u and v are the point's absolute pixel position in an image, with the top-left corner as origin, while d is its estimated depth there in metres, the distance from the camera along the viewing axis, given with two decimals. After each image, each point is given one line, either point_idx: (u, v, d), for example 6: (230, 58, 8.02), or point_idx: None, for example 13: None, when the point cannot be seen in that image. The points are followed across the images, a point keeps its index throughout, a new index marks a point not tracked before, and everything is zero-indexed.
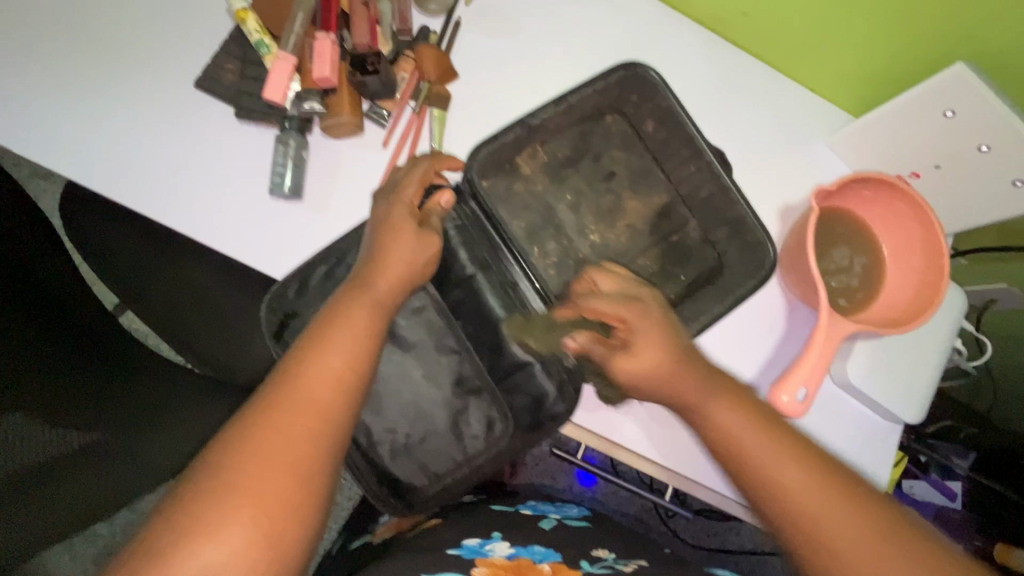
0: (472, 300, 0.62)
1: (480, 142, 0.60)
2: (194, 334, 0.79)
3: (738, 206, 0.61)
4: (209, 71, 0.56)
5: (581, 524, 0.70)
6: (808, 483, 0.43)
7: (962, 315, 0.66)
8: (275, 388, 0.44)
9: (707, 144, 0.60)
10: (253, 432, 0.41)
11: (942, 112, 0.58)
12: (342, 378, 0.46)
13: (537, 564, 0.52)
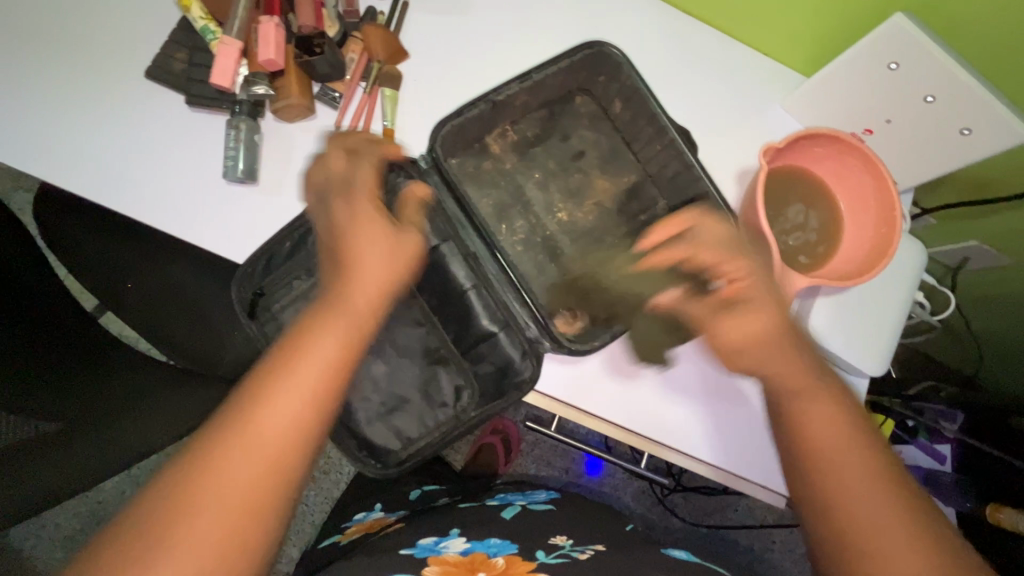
0: (438, 270, 0.62)
1: (444, 118, 0.56)
2: (176, 330, 0.80)
3: (701, 183, 0.58)
4: (158, 60, 0.57)
5: (544, 509, 0.74)
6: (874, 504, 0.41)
7: (921, 267, 0.67)
8: (234, 409, 0.40)
9: (671, 122, 0.57)
10: (191, 489, 0.37)
11: (887, 64, 0.59)
12: (302, 426, 0.40)
13: (490, 559, 0.55)
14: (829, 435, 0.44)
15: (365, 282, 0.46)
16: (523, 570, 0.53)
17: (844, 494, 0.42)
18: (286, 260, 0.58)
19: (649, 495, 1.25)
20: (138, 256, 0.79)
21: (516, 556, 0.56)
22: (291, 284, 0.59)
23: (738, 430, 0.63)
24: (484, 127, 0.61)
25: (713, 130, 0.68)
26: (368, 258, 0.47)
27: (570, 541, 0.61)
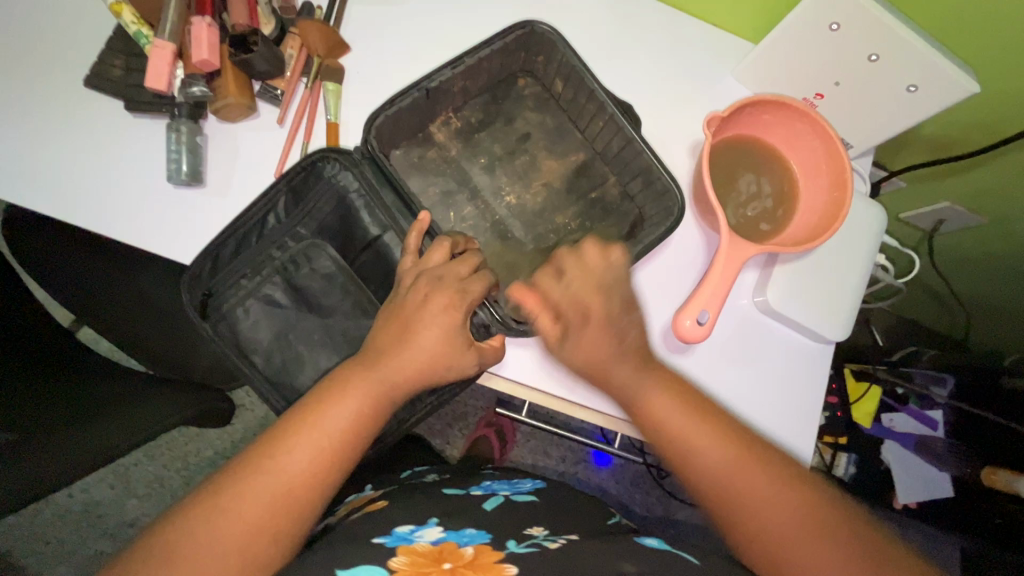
0: (380, 261, 0.61)
1: (377, 108, 0.58)
2: (151, 341, 0.81)
3: (642, 155, 0.61)
4: (96, 68, 0.58)
5: (528, 499, 0.62)
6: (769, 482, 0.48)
7: (882, 228, 0.66)
8: (256, 453, 0.49)
9: (608, 98, 0.60)
10: (233, 494, 0.47)
11: (829, 25, 0.58)
12: (328, 458, 0.50)
13: (460, 549, 0.49)
14: (706, 437, 0.50)
15: (398, 364, 0.53)
16: (490, 561, 0.47)
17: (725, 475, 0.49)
18: (234, 257, 0.59)
19: (646, 477, 1.25)
20: (104, 270, 0.79)
21: (487, 545, 0.50)
22: (239, 283, 0.59)
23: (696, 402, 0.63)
24: (425, 116, 0.64)
25: (663, 104, 0.68)
26: (411, 342, 0.53)
27: (546, 530, 0.54)
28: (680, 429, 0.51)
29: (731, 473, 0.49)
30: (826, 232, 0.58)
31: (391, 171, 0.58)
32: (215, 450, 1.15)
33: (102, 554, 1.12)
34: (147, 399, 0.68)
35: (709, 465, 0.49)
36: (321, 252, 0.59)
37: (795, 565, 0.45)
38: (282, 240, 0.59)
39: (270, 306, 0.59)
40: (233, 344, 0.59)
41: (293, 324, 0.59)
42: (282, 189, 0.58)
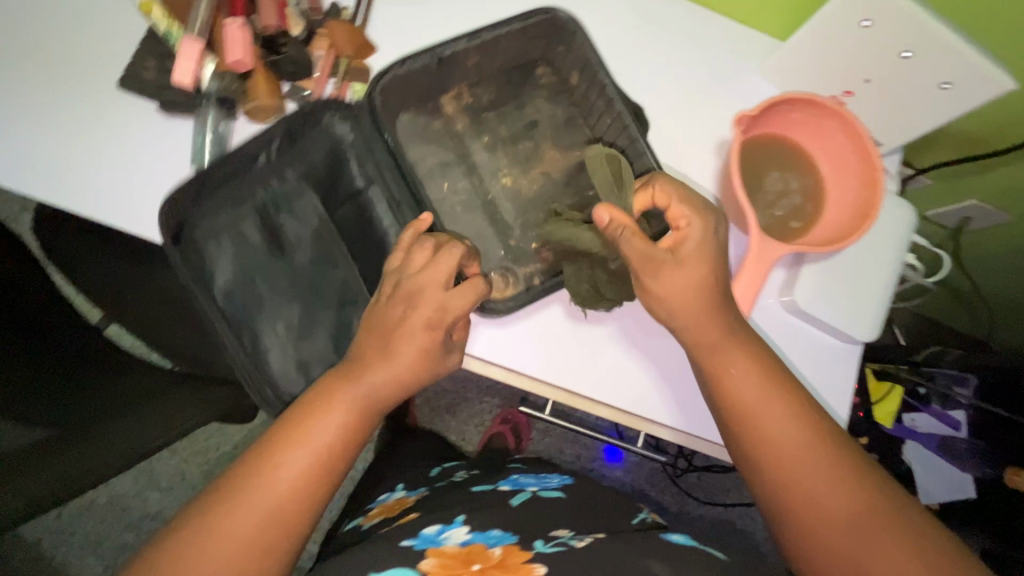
0: (361, 214, 0.63)
1: (391, 64, 0.58)
2: (169, 331, 0.81)
3: (646, 158, 0.59)
4: (129, 69, 0.59)
5: (555, 496, 0.62)
6: (814, 469, 0.49)
7: (912, 229, 0.66)
8: (249, 463, 0.48)
9: (616, 95, 0.60)
10: (220, 508, 0.46)
11: (861, 21, 0.57)
12: (315, 466, 0.48)
13: (488, 549, 0.50)
14: (768, 416, 0.51)
15: (383, 377, 0.51)
16: (518, 563, 0.47)
17: (774, 455, 0.50)
18: (216, 189, 0.58)
19: (662, 475, 1.25)
20: (132, 268, 0.79)
21: (514, 546, 0.50)
22: (219, 217, 0.58)
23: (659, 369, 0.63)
24: (435, 85, 0.63)
25: (686, 101, 0.67)
26: (392, 363, 0.51)
27: (571, 530, 0.54)
28: (766, 416, 0.51)
29: (806, 460, 0.49)
30: (855, 232, 0.58)
31: (405, 164, 0.58)
32: (235, 445, 1.17)
33: (125, 546, 1.15)
34: (178, 395, 0.70)
35: (788, 452, 0.50)
36: (305, 198, 0.61)
37: (830, 542, 0.48)
38: (268, 179, 0.60)
39: (242, 243, 0.59)
40: (194, 276, 0.57)
41: (261, 264, 0.60)
42: (277, 133, 0.57)
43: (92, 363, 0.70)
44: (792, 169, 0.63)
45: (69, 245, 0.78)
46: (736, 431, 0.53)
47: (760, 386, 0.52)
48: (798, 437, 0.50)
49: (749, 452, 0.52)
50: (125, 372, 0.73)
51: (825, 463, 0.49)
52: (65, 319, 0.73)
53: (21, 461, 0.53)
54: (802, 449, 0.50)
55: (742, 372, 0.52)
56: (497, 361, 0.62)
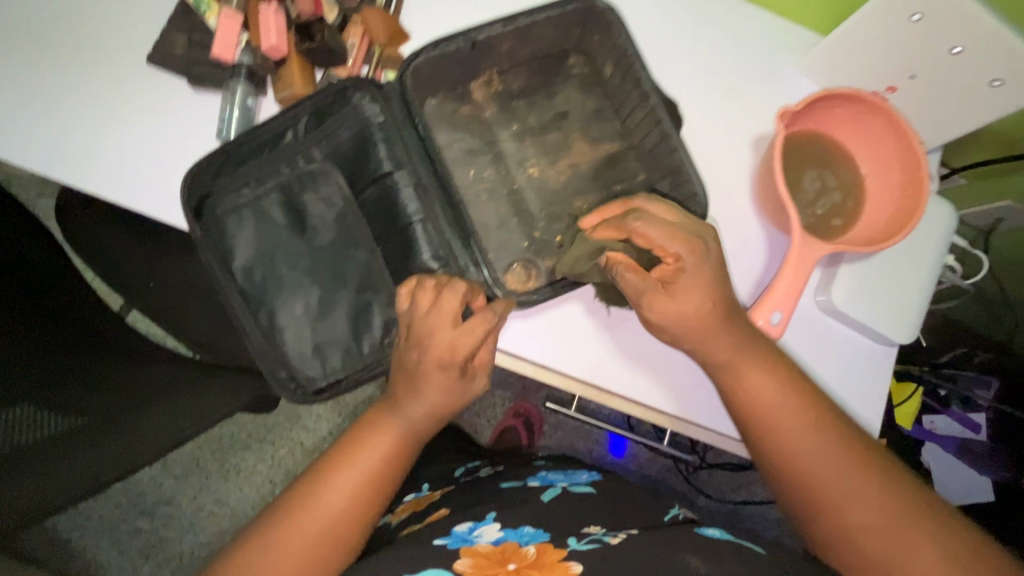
0: (386, 198, 0.59)
1: (424, 46, 0.54)
2: (182, 318, 0.79)
3: (676, 154, 0.56)
4: (159, 50, 0.58)
5: (586, 490, 0.62)
6: (842, 468, 0.49)
7: (952, 231, 0.64)
8: (300, 491, 0.50)
9: (651, 88, 0.55)
10: (277, 531, 0.48)
11: (911, 15, 0.56)
12: (363, 492, 0.50)
13: (522, 548, 0.49)
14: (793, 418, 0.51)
15: (415, 411, 0.51)
16: (554, 560, 0.47)
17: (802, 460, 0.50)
18: (242, 165, 0.57)
19: (674, 473, 1.23)
20: (158, 259, 0.78)
21: (548, 543, 0.50)
22: (239, 191, 0.57)
23: (678, 362, 0.61)
24: (466, 70, 0.60)
25: (723, 94, 0.65)
26: (419, 401, 0.51)
27: (603, 526, 0.53)
28: (792, 433, 0.51)
29: (837, 478, 0.49)
30: (897, 233, 0.56)
31: (432, 147, 0.56)
32: (249, 434, 1.16)
33: (139, 532, 1.15)
34: (207, 382, 0.69)
35: (817, 471, 0.50)
36: (329, 179, 0.57)
37: (864, 538, 0.48)
38: (293, 157, 0.56)
39: (264, 221, 0.57)
40: (216, 253, 0.56)
41: (281, 244, 0.57)
42: (306, 108, 0.55)
43: (115, 348, 0.70)
44: (832, 166, 0.61)
45: (90, 229, 0.78)
46: (765, 451, 0.52)
47: (785, 405, 0.51)
48: (825, 452, 0.50)
49: (780, 471, 0.52)
50: (147, 356, 0.72)
51: (856, 476, 0.49)
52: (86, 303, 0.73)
53: (52, 454, 0.54)
54: (833, 464, 0.50)
55: (763, 391, 0.52)
56: (517, 355, 0.60)
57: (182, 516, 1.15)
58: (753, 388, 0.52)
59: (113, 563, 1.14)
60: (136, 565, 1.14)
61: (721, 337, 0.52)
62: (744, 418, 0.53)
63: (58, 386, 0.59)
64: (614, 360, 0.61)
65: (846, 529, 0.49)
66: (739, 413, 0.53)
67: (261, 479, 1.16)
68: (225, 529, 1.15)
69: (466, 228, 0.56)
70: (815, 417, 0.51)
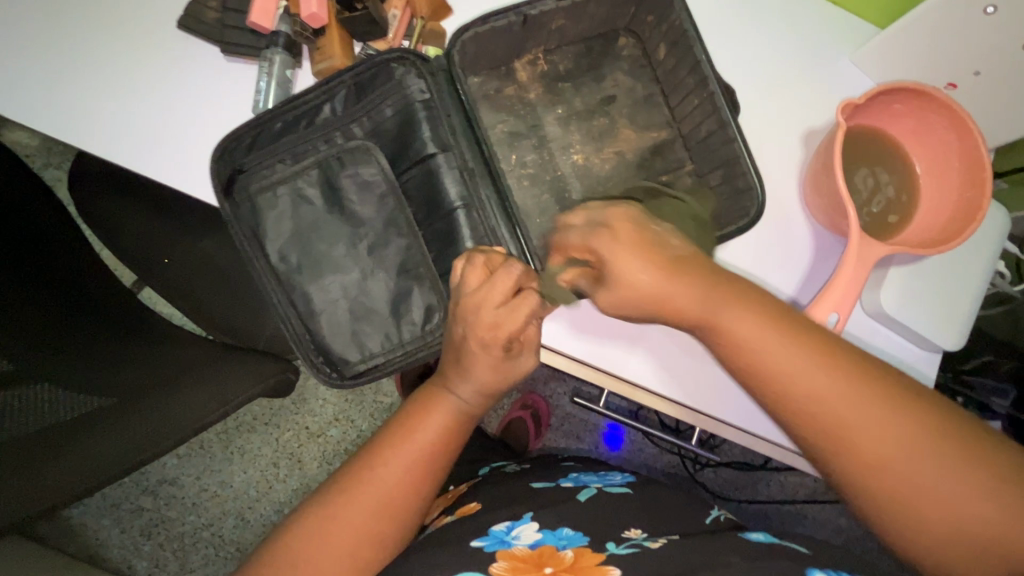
0: (429, 181, 0.56)
1: (472, 22, 0.52)
2: (202, 297, 0.76)
3: (734, 144, 0.54)
4: (191, 12, 0.55)
5: (622, 492, 0.61)
6: (884, 428, 0.38)
7: (1004, 234, 0.62)
8: (356, 465, 0.49)
9: (712, 74, 0.53)
10: (334, 502, 0.47)
11: (984, 7, 0.53)
12: (418, 468, 0.49)
13: (559, 552, 0.47)
14: (819, 384, 0.39)
15: (466, 390, 0.50)
16: (591, 564, 0.45)
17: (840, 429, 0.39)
18: (277, 139, 0.54)
19: (680, 469, 1.18)
20: (177, 234, 0.76)
21: (586, 546, 0.48)
22: (274, 167, 0.55)
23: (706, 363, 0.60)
24: (513, 48, 0.58)
25: (776, 84, 0.62)
26: (465, 380, 0.49)
27: (645, 532, 0.51)
28: (868, 431, 0.38)
29: (935, 472, 0.37)
30: (958, 235, 0.54)
31: (479, 126, 0.53)
32: (256, 416, 1.14)
33: (142, 512, 1.13)
34: (227, 366, 0.67)
35: (860, 438, 0.38)
36: (370, 157, 0.55)
37: (924, 511, 0.38)
38: (330, 133, 0.55)
39: (300, 202, 0.55)
40: (250, 231, 0.55)
41: (317, 225, 0.55)
42: (345, 81, 0.53)
43: (139, 329, 0.68)
44: (885, 165, 0.60)
45: (106, 200, 0.75)
46: (837, 465, 0.39)
47: (851, 398, 0.39)
48: (915, 443, 0.38)
49: (863, 487, 0.39)
50: (170, 338, 0.70)
51: (956, 461, 0.37)
52: (102, 281, 0.70)
53: (76, 436, 0.52)
54: (927, 456, 0.37)
55: (824, 388, 0.39)
56: (555, 350, 0.59)
57: (184, 496, 1.13)
58: (806, 386, 0.39)
59: (113, 542, 1.12)
60: (137, 543, 1.12)
61: (760, 323, 0.41)
62: (802, 428, 0.40)
63: (83, 364, 0.58)
64: (647, 355, 0.59)
65: (904, 503, 0.38)
66: (792, 423, 0.40)
67: (266, 462, 1.14)
68: (228, 510, 1.14)
69: (512, 211, 0.54)
70: (888, 399, 0.39)
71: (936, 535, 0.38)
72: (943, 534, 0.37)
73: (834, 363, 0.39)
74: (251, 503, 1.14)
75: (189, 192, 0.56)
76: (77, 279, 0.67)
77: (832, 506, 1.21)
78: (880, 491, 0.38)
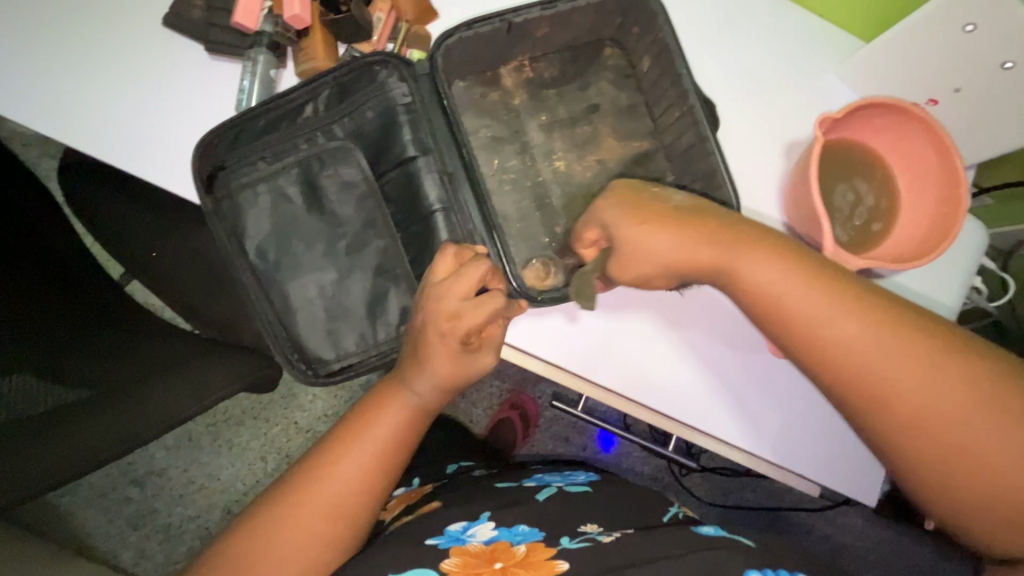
0: (408, 183, 0.57)
1: (452, 28, 0.52)
2: (187, 292, 0.76)
3: (711, 158, 0.54)
4: (175, 9, 0.55)
5: (581, 490, 0.61)
6: (946, 388, 0.37)
7: (981, 250, 0.63)
8: (313, 461, 0.50)
9: (692, 87, 0.53)
10: (292, 501, 0.48)
11: (962, 26, 0.53)
12: (372, 464, 0.49)
13: (513, 547, 0.48)
14: (871, 346, 0.39)
15: (421, 385, 0.51)
16: (541, 560, 0.46)
17: (898, 391, 0.38)
18: (259, 136, 0.55)
19: (666, 473, 1.18)
20: (163, 229, 0.76)
21: (539, 542, 0.48)
22: (255, 165, 0.55)
23: (682, 363, 0.60)
24: (497, 54, 0.58)
25: (758, 97, 0.63)
26: (424, 375, 0.50)
27: (601, 526, 0.52)
28: (910, 382, 0.38)
29: (981, 423, 0.37)
30: (931, 250, 0.54)
31: (459, 131, 0.53)
32: (244, 410, 1.15)
33: (129, 502, 1.13)
34: (207, 358, 0.68)
35: (921, 398, 0.37)
36: (350, 158, 0.55)
37: (991, 470, 0.36)
38: (312, 134, 0.55)
39: (280, 200, 0.56)
40: (229, 229, 0.55)
41: (296, 223, 0.56)
42: (328, 81, 0.53)
43: (122, 320, 0.69)
44: (865, 178, 0.60)
45: (93, 194, 0.75)
46: (869, 414, 0.39)
47: (894, 348, 0.38)
48: (954, 387, 0.37)
49: (897, 435, 0.39)
50: (153, 331, 0.71)
51: (1003, 413, 0.36)
52: (88, 273, 0.71)
53: (46, 429, 0.52)
54: (965, 409, 0.37)
55: (861, 337, 0.39)
56: (525, 351, 0.59)
57: (172, 488, 1.14)
58: (838, 334, 0.39)
59: (100, 532, 1.12)
60: (123, 533, 1.12)
61: (801, 284, 0.41)
62: (836, 374, 0.40)
63: (61, 354, 0.58)
64: (627, 350, 0.60)
65: (963, 464, 0.37)
66: (828, 373, 0.40)
67: (254, 456, 1.15)
68: (215, 503, 1.14)
69: (489, 216, 0.54)
70: (930, 348, 0.38)
71: (976, 488, 0.37)
72: (975, 483, 0.37)
73: (887, 325, 0.39)
74: (238, 496, 1.14)
75: (170, 189, 0.56)
76: (64, 269, 0.68)
77: (817, 513, 1.22)
78: (942, 453, 0.37)
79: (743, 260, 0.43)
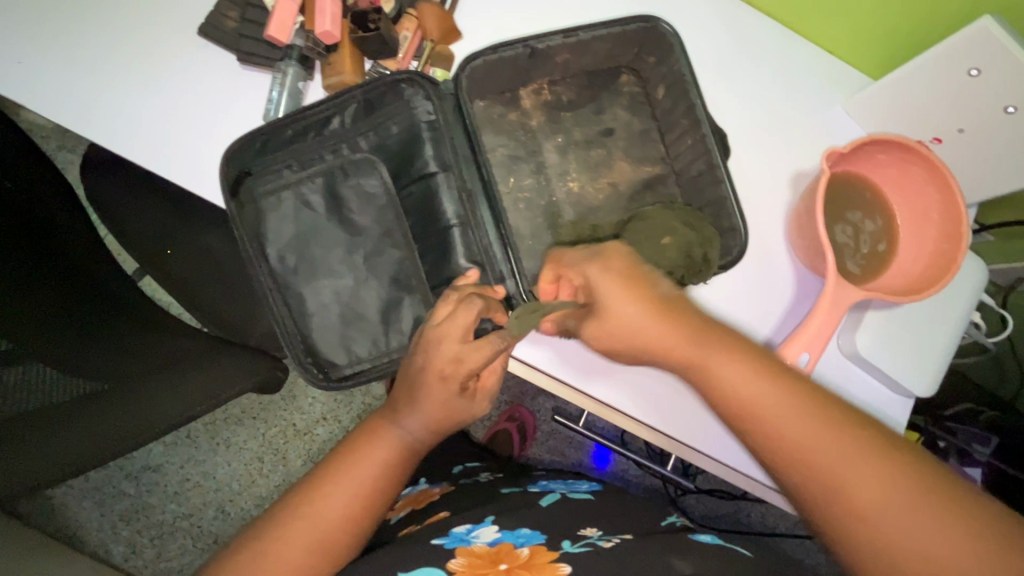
0: (427, 198, 0.59)
1: (478, 51, 0.54)
2: (200, 290, 0.77)
3: (721, 186, 0.56)
4: (211, 19, 0.57)
5: (585, 498, 0.63)
6: (897, 498, 0.39)
7: (981, 287, 0.64)
8: (302, 493, 0.51)
9: (705, 117, 0.55)
10: (276, 535, 0.49)
11: (968, 70, 0.55)
12: (356, 504, 0.51)
13: (516, 549, 0.49)
14: (831, 451, 0.41)
15: (412, 423, 0.52)
16: (544, 562, 0.46)
17: (853, 497, 0.40)
18: (284, 144, 0.57)
19: (662, 493, 1.19)
20: (179, 228, 0.77)
21: (542, 546, 0.49)
22: (281, 172, 0.57)
23: (675, 388, 0.61)
24: (518, 77, 0.60)
25: (768, 129, 0.65)
26: (415, 413, 0.52)
27: (600, 530, 0.53)
28: (866, 491, 0.39)
29: (936, 538, 0.38)
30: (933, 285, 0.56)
31: (479, 150, 0.55)
32: (244, 410, 1.15)
33: (123, 496, 1.13)
34: (197, 367, 0.66)
35: (879, 507, 0.39)
36: (373, 170, 0.57)
37: None
38: (338, 144, 0.57)
39: (302, 207, 0.57)
40: (251, 235, 0.57)
41: (317, 230, 0.58)
42: (356, 96, 0.55)
43: (130, 311, 0.70)
44: (873, 211, 0.61)
45: (110, 188, 0.76)
46: (837, 523, 0.40)
47: (843, 455, 0.41)
48: (901, 498, 0.39)
49: (866, 551, 0.39)
50: (161, 326, 0.72)
51: (975, 537, 0.37)
52: (105, 267, 0.73)
53: (58, 422, 0.53)
54: (923, 522, 0.38)
55: (819, 441, 0.41)
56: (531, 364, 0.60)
57: (167, 484, 1.14)
58: (796, 436, 0.42)
59: (92, 525, 1.12)
60: (116, 527, 1.13)
61: (767, 387, 0.44)
62: (801, 479, 0.42)
63: (73, 345, 0.59)
64: (621, 372, 0.61)
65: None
66: (789, 474, 0.42)
67: (251, 456, 1.15)
68: (209, 501, 1.14)
69: (505, 232, 0.56)
70: (889, 463, 0.40)
71: None
72: None
73: (853, 434, 0.41)
74: (233, 496, 1.15)
75: (193, 189, 0.58)
76: (85, 261, 0.70)
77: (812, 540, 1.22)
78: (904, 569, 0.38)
79: (712, 360, 0.46)
